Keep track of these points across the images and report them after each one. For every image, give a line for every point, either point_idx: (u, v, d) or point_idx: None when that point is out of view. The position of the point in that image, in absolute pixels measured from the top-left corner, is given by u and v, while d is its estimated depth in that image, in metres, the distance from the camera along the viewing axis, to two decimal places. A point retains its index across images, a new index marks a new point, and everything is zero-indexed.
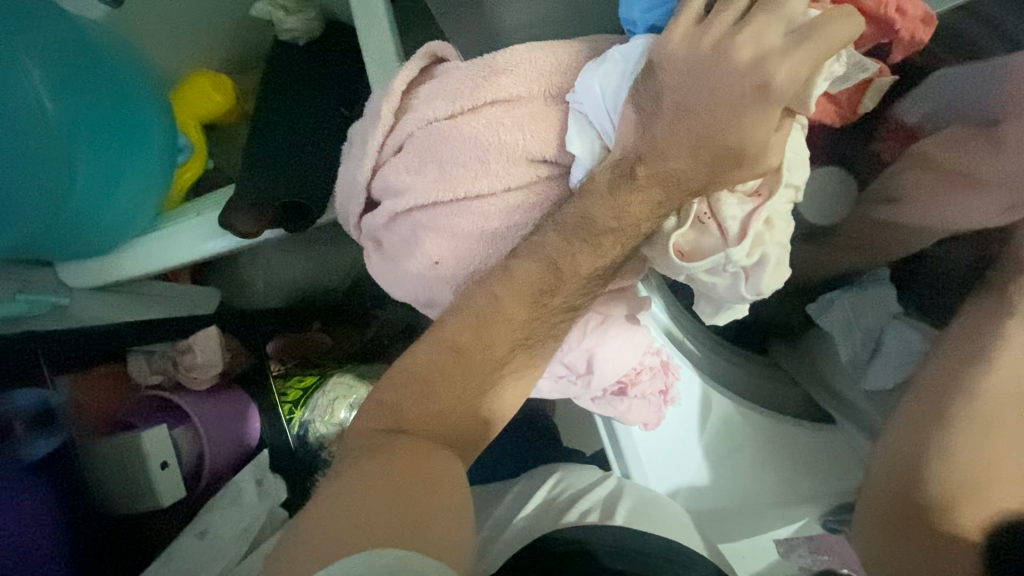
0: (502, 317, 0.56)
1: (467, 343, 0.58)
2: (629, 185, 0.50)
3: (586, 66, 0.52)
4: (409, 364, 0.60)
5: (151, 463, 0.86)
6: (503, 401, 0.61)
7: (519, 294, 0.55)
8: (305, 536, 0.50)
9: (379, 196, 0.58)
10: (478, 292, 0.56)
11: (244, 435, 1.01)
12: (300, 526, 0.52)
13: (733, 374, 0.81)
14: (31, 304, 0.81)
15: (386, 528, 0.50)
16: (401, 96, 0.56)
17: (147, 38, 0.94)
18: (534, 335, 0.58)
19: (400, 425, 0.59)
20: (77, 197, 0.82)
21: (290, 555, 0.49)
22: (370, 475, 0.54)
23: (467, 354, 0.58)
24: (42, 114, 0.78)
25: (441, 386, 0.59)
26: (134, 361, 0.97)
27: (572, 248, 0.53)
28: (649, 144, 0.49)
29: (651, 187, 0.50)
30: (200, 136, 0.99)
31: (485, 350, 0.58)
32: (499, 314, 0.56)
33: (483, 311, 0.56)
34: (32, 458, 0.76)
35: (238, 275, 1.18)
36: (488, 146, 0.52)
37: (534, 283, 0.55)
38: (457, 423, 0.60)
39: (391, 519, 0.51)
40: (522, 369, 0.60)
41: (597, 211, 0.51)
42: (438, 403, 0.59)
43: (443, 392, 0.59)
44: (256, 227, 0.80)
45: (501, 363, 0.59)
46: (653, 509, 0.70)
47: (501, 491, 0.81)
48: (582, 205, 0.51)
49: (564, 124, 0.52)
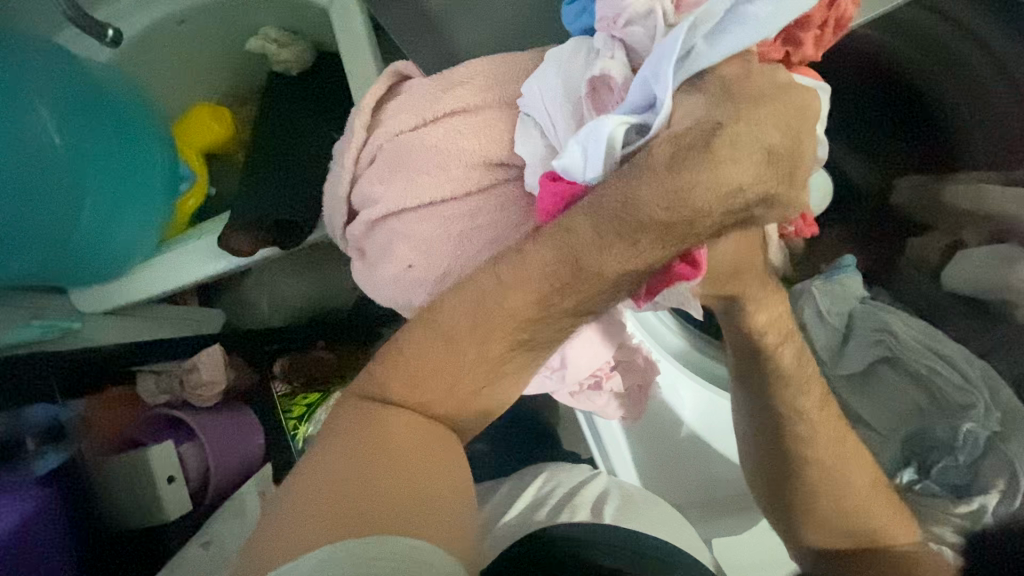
0: (487, 355, 0.51)
1: (460, 330, 0.51)
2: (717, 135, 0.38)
3: (534, 73, 0.54)
4: (341, 417, 0.55)
5: (158, 478, 0.90)
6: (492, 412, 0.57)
7: (512, 323, 0.49)
8: (270, 530, 0.49)
9: (358, 206, 0.61)
10: (451, 307, 0.51)
11: (249, 450, 1.05)
12: (265, 527, 0.50)
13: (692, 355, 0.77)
14: (44, 330, 0.88)
15: (390, 512, 0.48)
16: (372, 112, 0.61)
17: (148, 75, 0.98)
18: (513, 387, 0.55)
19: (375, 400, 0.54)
20: (84, 226, 0.88)
21: (259, 548, 0.49)
22: (350, 462, 0.51)
23: (457, 368, 0.52)
24: (50, 146, 0.84)
25: (431, 404, 0.53)
26: (143, 381, 1.01)
27: (626, 276, 0.45)
28: (735, 115, 0.38)
29: (780, 179, 0.39)
30: (200, 164, 1.06)
31: (478, 346, 0.51)
32: (498, 302, 0.49)
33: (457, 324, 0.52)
34: (44, 471, 0.79)
35: (242, 297, 1.23)
36: (448, 155, 0.55)
37: (548, 314, 0.49)
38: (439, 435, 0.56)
39: (398, 505, 0.49)
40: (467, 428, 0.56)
41: (708, 181, 0.38)
42: (423, 393, 0.53)
43: (430, 386, 0.53)
44: (252, 244, 0.84)
45: (497, 362, 0.52)
46: (642, 507, 0.71)
47: (492, 492, 0.82)
48: (684, 172, 0.38)
49: (513, 129, 0.55)
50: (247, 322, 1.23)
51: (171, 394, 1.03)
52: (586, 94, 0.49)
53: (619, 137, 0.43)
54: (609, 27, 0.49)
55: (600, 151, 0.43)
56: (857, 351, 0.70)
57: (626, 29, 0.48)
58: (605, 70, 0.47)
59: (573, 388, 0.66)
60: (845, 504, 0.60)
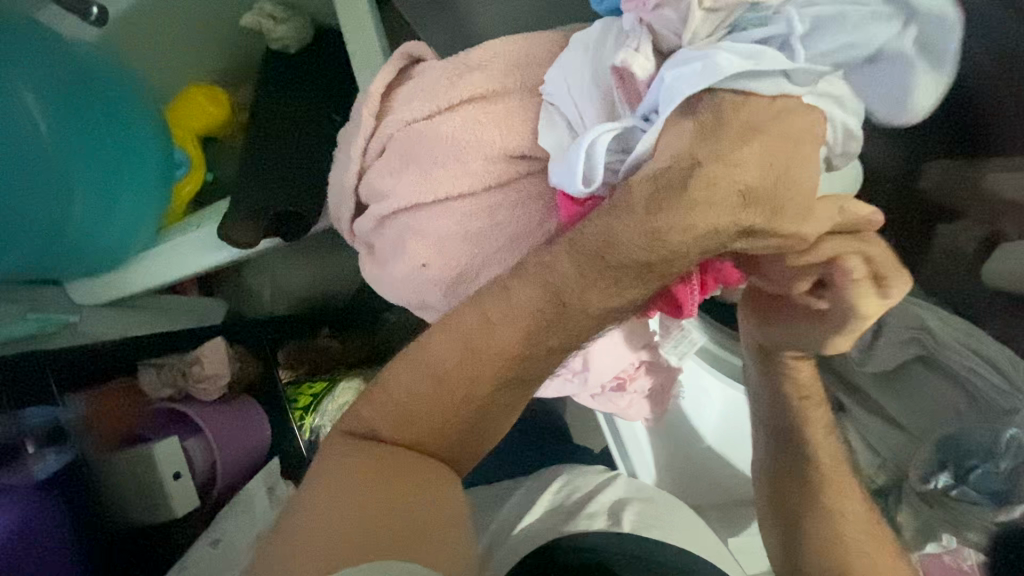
0: (491, 363, 0.48)
1: (450, 368, 0.49)
2: (727, 152, 0.38)
3: (557, 58, 0.50)
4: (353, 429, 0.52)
5: (163, 474, 0.88)
6: (501, 425, 0.53)
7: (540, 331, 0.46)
8: (275, 552, 0.46)
9: (367, 199, 0.57)
10: (462, 314, 0.48)
11: (254, 444, 1.02)
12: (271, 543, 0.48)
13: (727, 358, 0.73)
14: (39, 324, 0.85)
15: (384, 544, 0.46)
16: (381, 98, 0.56)
17: (138, 54, 0.92)
18: (525, 393, 0.51)
19: (374, 427, 0.51)
20: (77, 217, 0.84)
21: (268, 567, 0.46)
22: (347, 496, 0.48)
23: (457, 376, 0.49)
24: (35, 135, 0.80)
25: (435, 415, 0.50)
26: (145, 374, 0.98)
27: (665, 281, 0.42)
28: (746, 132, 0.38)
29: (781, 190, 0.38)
30: (197, 149, 0.99)
31: (469, 385, 0.49)
32: (484, 342, 0.47)
33: (470, 333, 0.48)
34: (43, 475, 0.76)
35: (242, 284, 1.20)
36: (465, 145, 0.51)
37: (576, 319, 0.45)
38: (444, 447, 0.52)
39: (394, 542, 0.46)
40: (478, 438, 0.52)
41: (704, 197, 0.38)
42: (412, 432, 0.51)
43: (421, 425, 0.50)
44: (254, 237, 0.81)
45: (490, 388, 0.49)
46: (663, 512, 0.70)
47: (507, 492, 0.80)
48: (693, 192, 0.38)
49: (537, 118, 0.50)
50: (248, 310, 1.20)
51: (175, 388, 1.00)
52: (613, 85, 0.45)
53: (598, 150, 0.43)
54: (638, 10, 0.44)
55: (574, 164, 0.44)
56: (890, 351, 0.67)
57: (658, 12, 0.43)
58: (627, 62, 0.43)
59: (593, 391, 0.63)
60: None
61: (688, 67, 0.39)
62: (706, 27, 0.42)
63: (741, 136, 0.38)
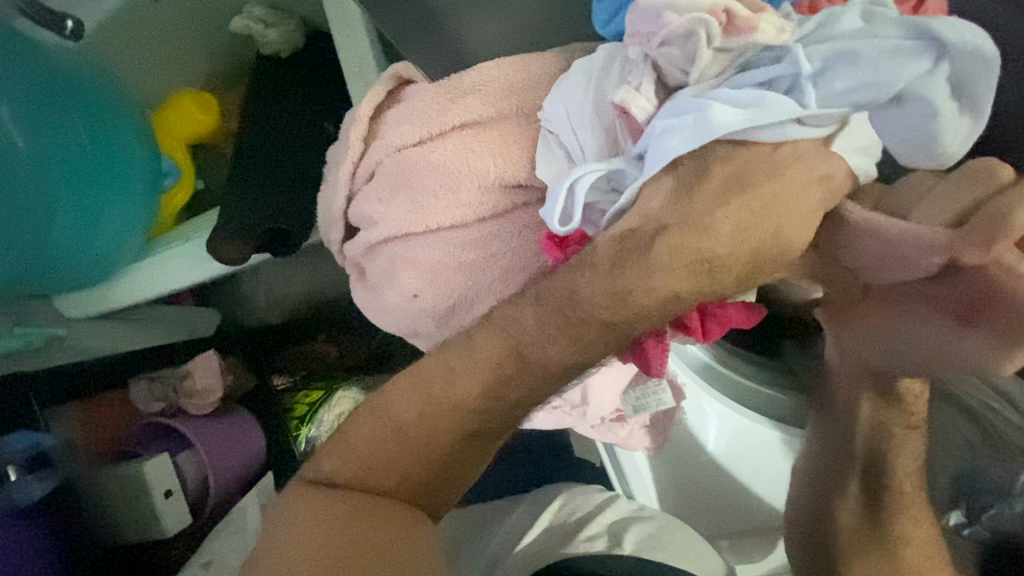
0: (456, 411, 0.45)
1: (410, 419, 0.46)
2: (712, 197, 0.38)
3: (557, 83, 0.47)
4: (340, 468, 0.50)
5: (155, 492, 0.85)
6: (476, 469, 0.49)
7: (536, 376, 0.44)
8: None
9: (356, 224, 0.55)
10: (427, 359, 0.47)
11: (247, 458, 1.00)
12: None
13: (727, 378, 0.70)
14: (25, 338, 0.83)
15: None
16: (370, 120, 0.53)
17: (124, 61, 0.88)
18: (500, 432, 0.48)
19: (344, 472, 0.47)
20: (60, 232, 0.82)
21: None
22: (311, 548, 0.44)
23: (425, 423, 0.46)
24: (13, 151, 0.78)
25: (402, 463, 0.46)
26: (137, 387, 0.97)
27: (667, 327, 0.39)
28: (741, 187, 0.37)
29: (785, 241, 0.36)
30: (186, 158, 0.96)
31: (429, 435, 0.46)
32: (445, 393, 0.45)
33: (432, 380, 0.46)
34: (26, 502, 0.75)
35: (237, 292, 1.17)
36: (457, 174, 0.48)
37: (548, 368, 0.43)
38: (418, 494, 0.48)
39: None
40: (451, 483, 0.49)
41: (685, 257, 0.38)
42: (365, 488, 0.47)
43: (384, 473, 0.47)
44: (243, 253, 0.78)
45: (458, 435, 0.46)
46: (667, 534, 0.67)
47: (504, 514, 0.78)
48: (673, 241, 0.38)
49: (535, 146, 0.48)
50: (242, 318, 1.17)
51: (166, 402, 0.98)
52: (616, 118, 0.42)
53: (581, 192, 0.41)
54: (642, 44, 0.41)
55: (554, 202, 0.42)
56: None
57: (661, 50, 0.40)
58: (625, 101, 0.41)
59: (592, 422, 0.61)
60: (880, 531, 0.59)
61: (679, 120, 0.38)
62: (714, 66, 0.40)
63: (731, 186, 0.38)
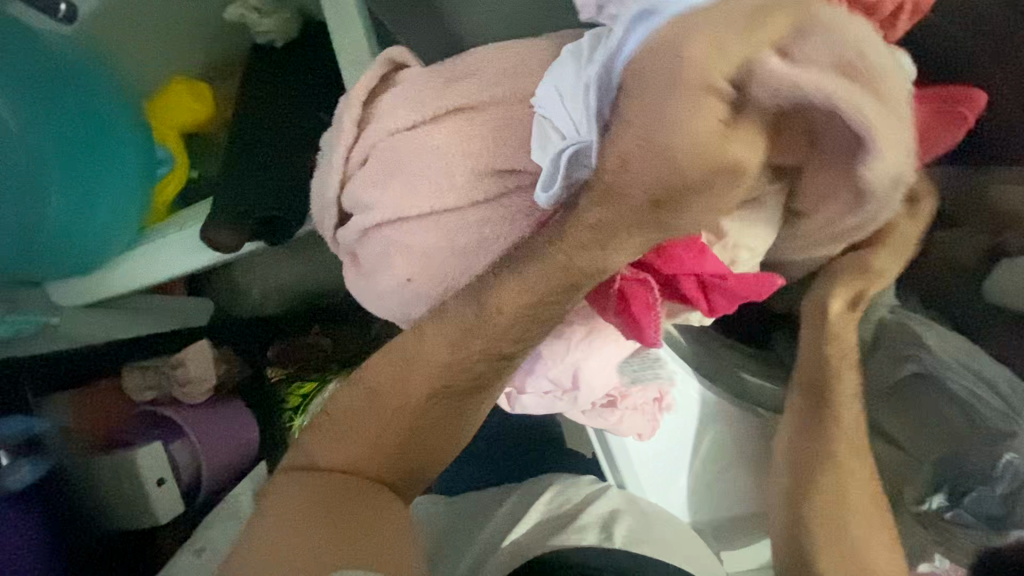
0: (426, 377, 0.55)
1: (385, 385, 0.57)
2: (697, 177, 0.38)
3: (550, 68, 0.48)
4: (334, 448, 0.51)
5: (146, 480, 0.87)
6: (454, 427, 0.58)
7: (498, 341, 0.52)
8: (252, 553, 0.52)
9: (349, 210, 0.55)
10: (405, 337, 0.56)
11: (241, 447, 1.00)
12: None
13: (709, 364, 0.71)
14: (15, 326, 0.81)
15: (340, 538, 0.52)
16: (364, 105, 0.54)
17: (120, 49, 0.89)
18: (471, 394, 0.57)
19: (337, 432, 0.58)
20: (54, 217, 0.82)
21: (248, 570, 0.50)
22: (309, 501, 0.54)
23: (402, 384, 0.56)
24: (8, 136, 0.79)
25: (383, 420, 0.57)
26: (129, 374, 0.97)
27: None
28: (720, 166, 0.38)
29: None
30: (180, 146, 0.95)
31: (404, 396, 0.56)
32: (414, 361, 0.55)
33: (408, 351, 0.55)
34: (19, 486, 0.73)
35: (230, 284, 1.17)
36: (451, 159, 0.49)
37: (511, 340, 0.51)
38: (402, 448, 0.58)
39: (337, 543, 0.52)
40: (430, 440, 0.58)
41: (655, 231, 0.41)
42: (354, 449, 0.57)
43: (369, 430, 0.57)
44: (237, 241, 0.77)
45: (429, 396, 0.56)
46: (655, 525, 0.68)
47: (495, 504, 0.78)
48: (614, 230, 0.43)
49: (529, 132, 0.49)
50: (234, 310, 1.17)
51: (158, 391, 0.98)
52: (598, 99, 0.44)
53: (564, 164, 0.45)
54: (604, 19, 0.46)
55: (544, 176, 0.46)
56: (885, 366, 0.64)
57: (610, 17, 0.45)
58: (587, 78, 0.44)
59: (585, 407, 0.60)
60: (861, 513, 0.61)
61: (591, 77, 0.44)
62: None
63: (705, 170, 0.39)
